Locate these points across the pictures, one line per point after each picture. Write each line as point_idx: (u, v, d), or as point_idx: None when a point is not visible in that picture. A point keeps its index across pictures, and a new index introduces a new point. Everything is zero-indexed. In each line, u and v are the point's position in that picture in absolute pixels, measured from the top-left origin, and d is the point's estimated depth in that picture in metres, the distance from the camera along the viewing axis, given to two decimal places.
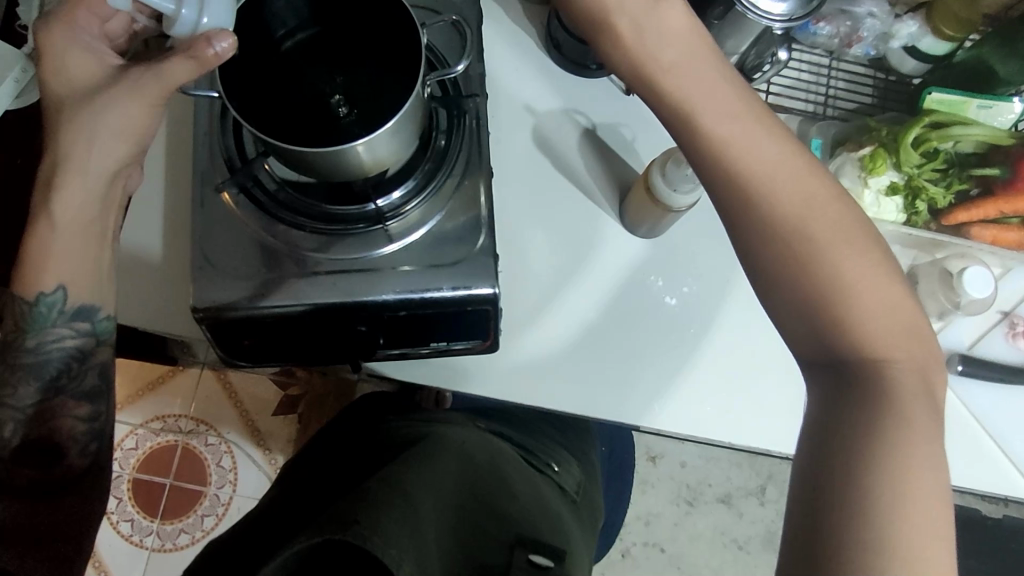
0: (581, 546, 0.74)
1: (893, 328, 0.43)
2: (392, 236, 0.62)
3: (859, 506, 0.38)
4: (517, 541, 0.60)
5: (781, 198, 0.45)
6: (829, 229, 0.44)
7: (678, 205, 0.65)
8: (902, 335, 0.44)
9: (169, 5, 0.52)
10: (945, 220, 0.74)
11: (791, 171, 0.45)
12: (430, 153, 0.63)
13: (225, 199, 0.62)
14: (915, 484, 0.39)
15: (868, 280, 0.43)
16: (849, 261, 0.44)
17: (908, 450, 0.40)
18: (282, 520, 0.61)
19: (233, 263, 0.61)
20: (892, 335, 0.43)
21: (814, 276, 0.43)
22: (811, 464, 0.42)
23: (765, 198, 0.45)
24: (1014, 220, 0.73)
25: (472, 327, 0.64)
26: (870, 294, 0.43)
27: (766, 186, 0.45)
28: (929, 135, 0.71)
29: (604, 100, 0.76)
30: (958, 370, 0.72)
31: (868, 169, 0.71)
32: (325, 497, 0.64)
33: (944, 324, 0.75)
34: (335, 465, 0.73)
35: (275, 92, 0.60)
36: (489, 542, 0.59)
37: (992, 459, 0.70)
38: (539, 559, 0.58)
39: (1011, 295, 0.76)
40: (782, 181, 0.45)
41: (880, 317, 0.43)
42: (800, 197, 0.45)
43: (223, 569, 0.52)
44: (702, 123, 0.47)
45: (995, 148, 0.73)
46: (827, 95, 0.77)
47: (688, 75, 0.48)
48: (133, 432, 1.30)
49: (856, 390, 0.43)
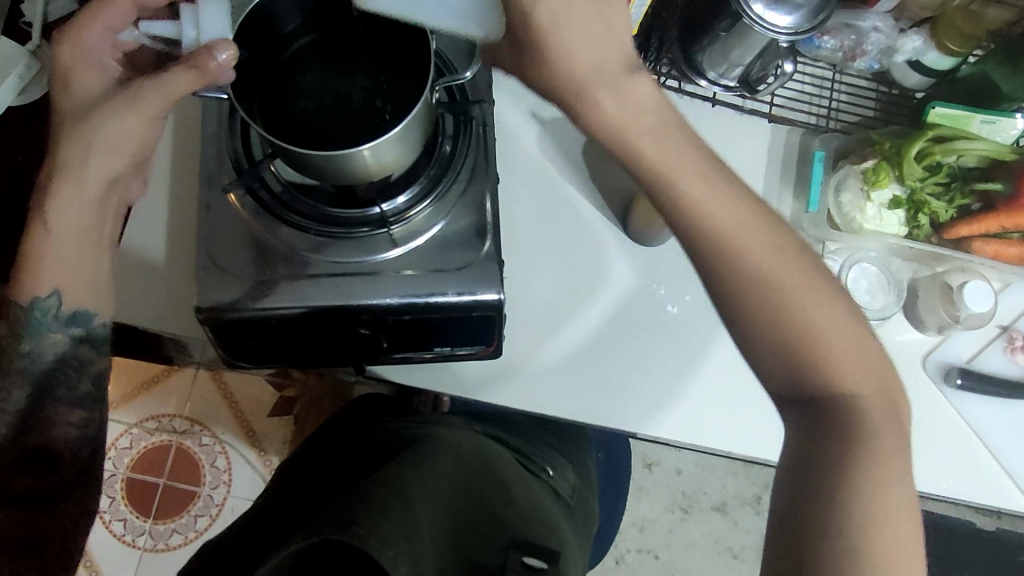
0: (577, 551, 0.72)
1: (848, 354, 0.47)
2: (396, 240, 0.62)
3: (835, 528, 0.43)
4: (512, 545, 0.58)
5: (739, 257, 0.47)
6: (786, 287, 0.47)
7: None
8: (861, 362, 0.47)
9: (175, 27, 0.55)
10: (946, 235, 0.71)
11: (749, 230, 0.48)
12: (436, 158, 0.63)
13: (232, 201, 0.62)
14: (882, 500, 0.44)
15: (821, 326, 0.47)
16: (806, 306, 0.47)
17: (872, 472, 0.45)
18: (278, 519, 0.61)
19: (238, 266, 0.61)
20: (852, 366, 0.47)
21: (784, 347, 0.47)
22: (789, 489, 0.46)
23: (739, 247, 0.48)
24: (1016, 234, 0.71)
25: (475, 332, 0.64)
26: (829, 339, 0.47)
27: (725, 249, 0.48)
28: (932, 148, 0.69)
29: None
30: (956, 384, 0.71)
31: (871, 182, 0.70)
32: (319, 496, 0.63)
33: (941, 338, 0.74)
34: (331, 463, 0.73)
35: (278, 91, 0.59)
36: (485, 546, 0.58)
37: (989, 469, 0.71)
38: (533, 562, 0.56)
39: (1009, 309, 0.76)
40: (737, 242, 0.48)
41: (840, 353, 0.47)
42: (766, 265, 0.47)
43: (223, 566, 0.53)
44: (658, 197, 0.49)
45: (997, 163, 0.71)
46: (830, 108, 0.77)
47: (663, 137, 0.50)
48: (127, 431, 1.30)
49: (818, 422, 0.47)
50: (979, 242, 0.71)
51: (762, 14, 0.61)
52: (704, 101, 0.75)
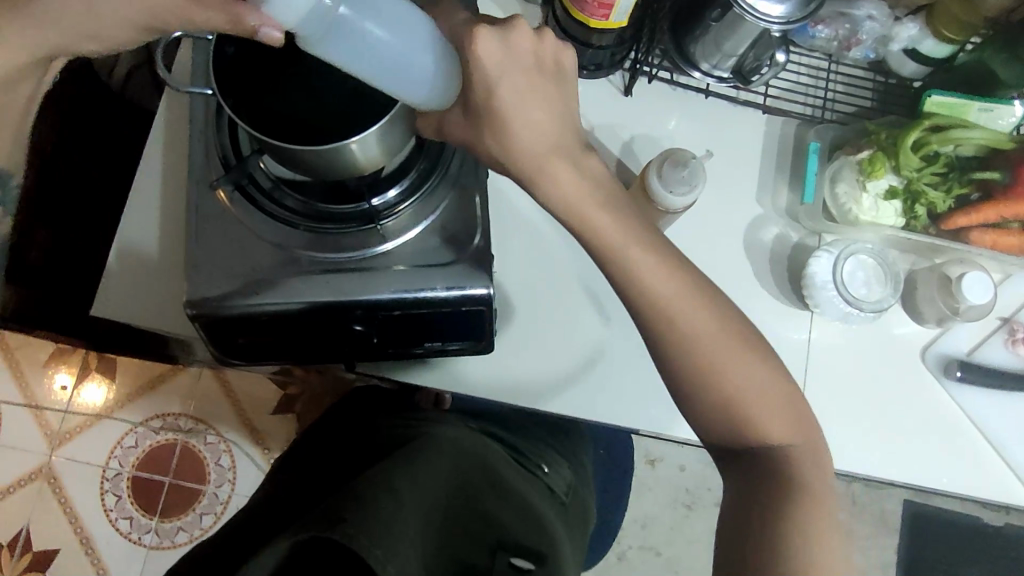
0: (569, 547, 0.72)
1: (777, 414, 0.54)
2: (387, 235, 0.62)
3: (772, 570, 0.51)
4: (499, 545, 0.63)
5: (682, 327, 0.53)
6: (723, 358, 0.53)
7: (666, 206, 0.64)
8: (792, 419, 0.54)
9: None
10: (944, 225, 0.70)
11: (690, 303, 0.53)
12: (425, 151, 0.62)
13: (220, 198, 0.62)
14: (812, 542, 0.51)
15: (751, 389, 0.53)
16: (740, 371, 0.53)
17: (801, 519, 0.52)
18: (272, 512, 0.61)
19: (228, 264, 0.61)
20: (780, 423, 0.54)
21: (724, 412, 0.54)
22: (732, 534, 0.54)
23: (682, 313, 0.53)
24: (1015, 224, 0.69)
25: (466, 327, 0.64)
26: (759, 403, 0.54)
27: (672, 320, 0.53)
28: (928, 138, 0.68)
29: (603, 102, 0.74)
30: (956, 377, 0.71)
31: (866, 172, 0.69)
32: (313, 488, 0.63)
33: (942, 330, 0.72)
34: (326, 455, 0.73)
35: (263, 75, 0.54)
36: (475, 546, 0.62)
37: (989, 463, 0.70)
38: (521, 563, 0.63)
39: (1012, 300, 0.74)
40: (679, 312, 0.53)
41: (771, 411, 0.54)
42: (704, 337, 0.53)
43: (216, 561, 0.53)
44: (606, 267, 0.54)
45: (995, 152, 0.69)
46: (826, 98, 0.76)
47: (613, 210, 0.54)
48: (132, 430, 1.30)
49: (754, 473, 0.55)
50: (977, 232, 0.69)
51: (754, 3, 0.60)
52: (697, 92, 0.75)
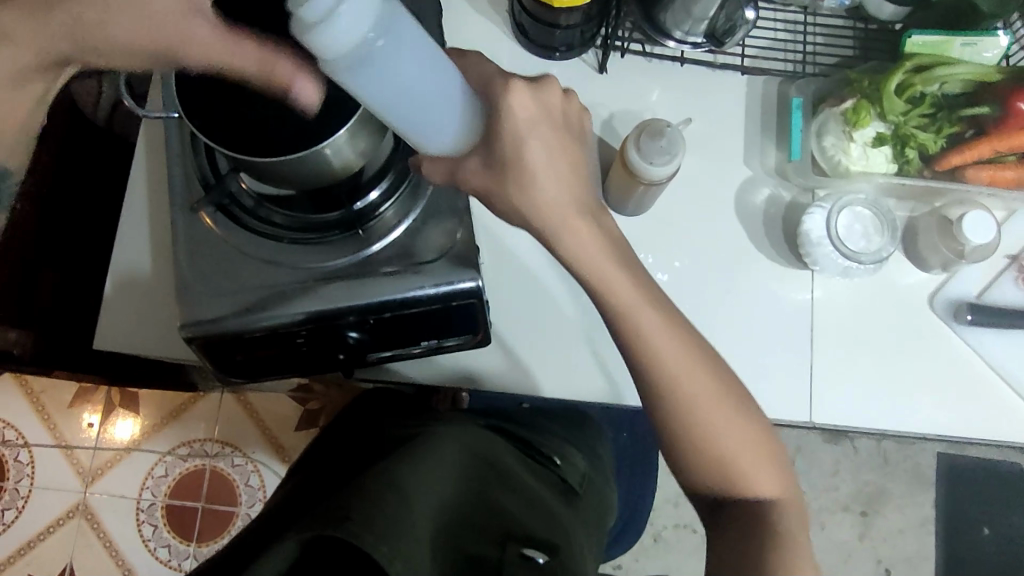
0: (583, 538, 0.71)
1: (755, 458, 0.57)
2: (371, 238, 0.62)
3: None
4: (508, 537, 0.59)
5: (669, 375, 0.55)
6: (709, 404, 0.56)
7: (649, 178, 0.63)
8: (768, 456, 0.57)
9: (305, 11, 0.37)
10: (938, 165, 0.68)
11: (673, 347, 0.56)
12: (400, 151, 0.63)
13: (204, 221, 0.62)
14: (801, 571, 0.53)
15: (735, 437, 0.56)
16: (724, 411, 0.56)
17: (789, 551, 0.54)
18: (282, 506, 0.61)
19: (219, 284, 0.61)
20: (760, 462, 0.57)
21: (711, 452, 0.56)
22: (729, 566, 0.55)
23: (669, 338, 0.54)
24: (1012, 156, 0.67)
25: (459, 322, 0.64)
26: (741, 446, 0.56)
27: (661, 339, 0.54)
28: (912, 79, 0.66)
29: (578, 83, 0.73)
30: (966, 321, 0.69)
31: (852, 122, 0.67)
32: (321, 483, 0.63)
33: (948, 274, 0.71)
34: (336, 452, 0.73)
35: (229, 90, 0.54)
36: (479, 537, 0.58)
37: (1009, 406, 0.68)
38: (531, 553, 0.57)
39: (1019, 237, 0.72)
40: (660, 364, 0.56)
41: (752, 457, 0.57)
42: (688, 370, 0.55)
43: (227, 552, 0.53)
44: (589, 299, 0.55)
45: (984, 85, 0.68)
46: (806, 51, 0.74)
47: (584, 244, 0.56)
48: (161, 459, 1.32)
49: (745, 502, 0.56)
50: (973, 168, 0.67)
51: None
52: (673, 61, 0.74)
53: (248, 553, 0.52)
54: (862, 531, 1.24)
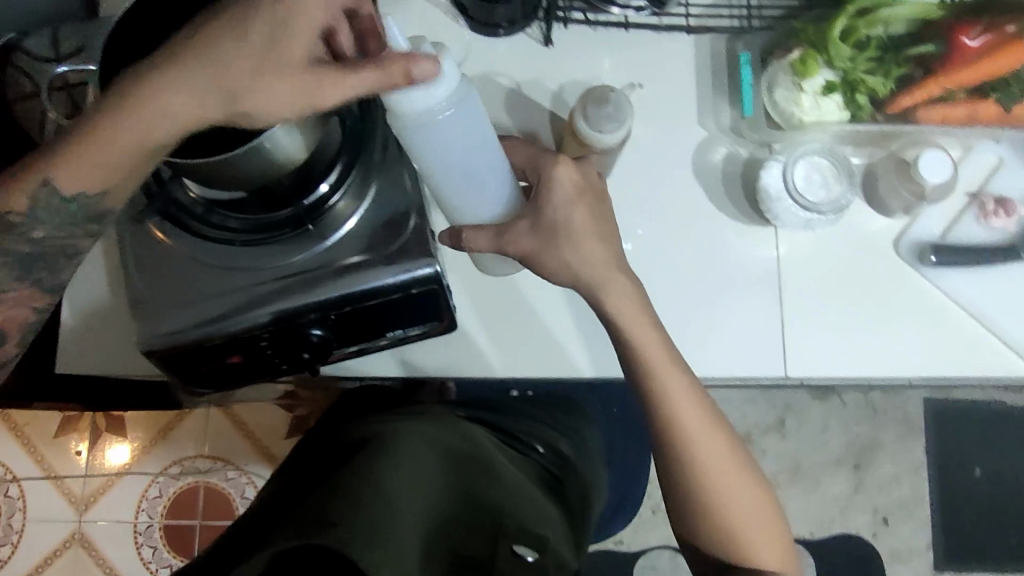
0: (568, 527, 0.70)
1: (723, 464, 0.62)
2: (323, 232, 0.61)
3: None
4: (499, 533, 0.58)
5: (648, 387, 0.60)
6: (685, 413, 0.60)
7: (600, 146, 0.63)
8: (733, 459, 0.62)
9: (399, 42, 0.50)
10: (890, 108, 0.68)
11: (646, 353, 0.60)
12: (344, 138, 0.61)
13: (152, 232, 0.61)
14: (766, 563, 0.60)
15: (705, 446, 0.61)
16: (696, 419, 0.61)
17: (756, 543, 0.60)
18: (264, 504, 0.60)
19: (173, 295, 0.60)
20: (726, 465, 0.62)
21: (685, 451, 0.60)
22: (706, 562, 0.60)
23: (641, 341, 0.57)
24: (960, 94, 0.68)
25: (422, 310, 0.63)
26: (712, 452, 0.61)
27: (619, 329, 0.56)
28: (857, 24, 0.66)
29: (524, 58, 0.72)
30: (931, 262, 0.69)
31: (800, 73, 0.67)
32: (301, 481, 0.62)
33: (911, 217, 0.70)
34: (317, 449, 0.72)
35: None
36: (471, 533, 0.57)
37: (982, 343, 0.68)
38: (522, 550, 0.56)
39: (978, 174, 0.72)
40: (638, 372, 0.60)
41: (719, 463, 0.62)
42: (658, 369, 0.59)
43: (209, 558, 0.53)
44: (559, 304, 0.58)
45: (927, 24, 0.67)
46: (750, 5, 0.73)
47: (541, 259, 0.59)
48: (154, 481, 1.31)
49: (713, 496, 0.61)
50: (923, 108, 0.67)
51: None
52: (618, 28, 0.73)
53: (229, 555, 0.51)
54: (857, 483, 1.24)
